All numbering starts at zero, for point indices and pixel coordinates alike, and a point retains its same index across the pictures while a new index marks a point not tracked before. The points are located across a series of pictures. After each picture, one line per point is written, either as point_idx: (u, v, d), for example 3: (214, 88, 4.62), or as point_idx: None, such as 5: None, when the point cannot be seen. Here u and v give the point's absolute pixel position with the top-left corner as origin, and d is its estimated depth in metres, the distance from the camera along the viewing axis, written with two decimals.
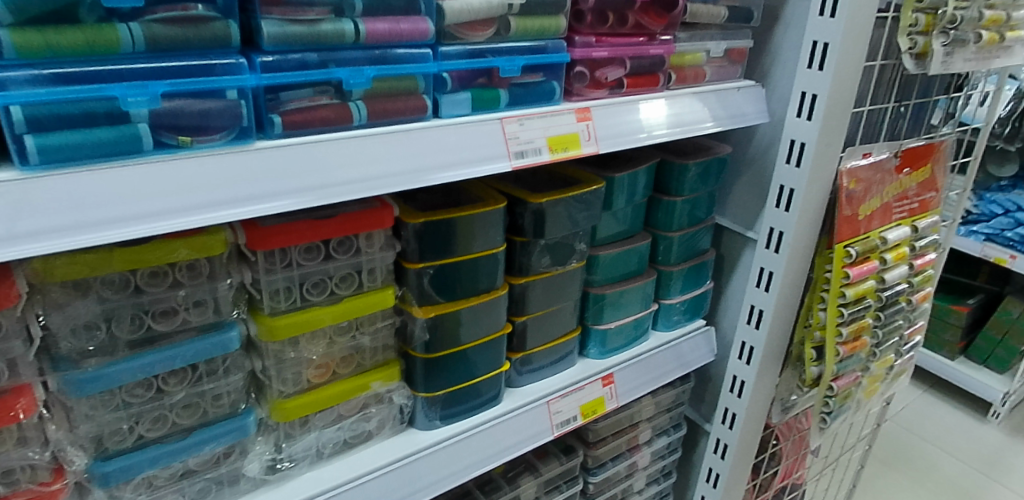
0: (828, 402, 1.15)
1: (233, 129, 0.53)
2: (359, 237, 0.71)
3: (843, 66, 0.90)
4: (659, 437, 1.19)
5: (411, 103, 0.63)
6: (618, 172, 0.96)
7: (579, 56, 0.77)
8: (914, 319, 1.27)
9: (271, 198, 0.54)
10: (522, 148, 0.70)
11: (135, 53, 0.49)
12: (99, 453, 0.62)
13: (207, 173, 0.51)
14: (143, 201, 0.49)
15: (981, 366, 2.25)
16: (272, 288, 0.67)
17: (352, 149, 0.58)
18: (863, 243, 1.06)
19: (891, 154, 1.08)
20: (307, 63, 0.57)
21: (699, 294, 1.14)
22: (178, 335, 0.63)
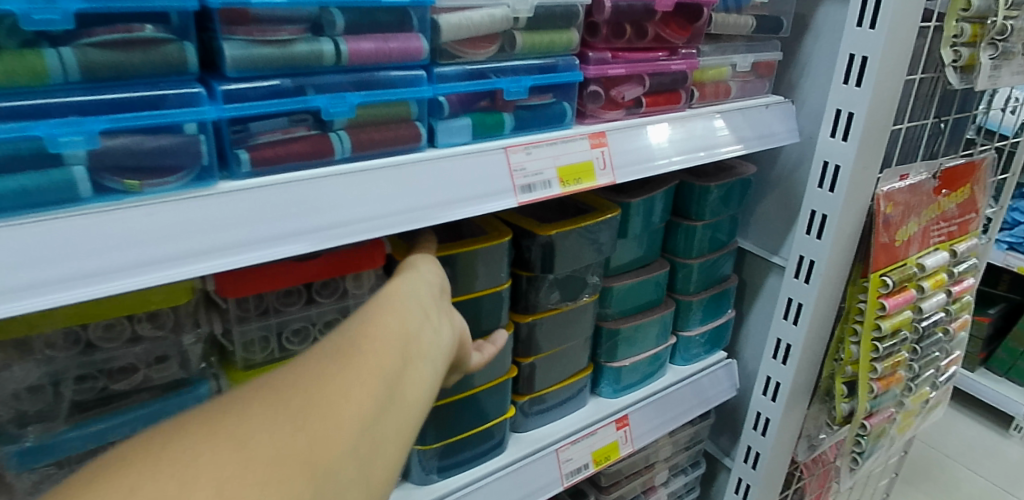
0: (860, 441, 1.07)
1: (191, 169, 0.46)
2: (346, 279, 0.63)
3: (884, 83, 0.82)
4: (676, 477, 1.11)
5: (402, 132, 0.56)
6: (634, 197, 0.88)
7: (593, 74, 0.69)
8: (952, 348, 1.17)
9: (236, 251, 0.46)
10: (529, 180, 0.62)
11: (68, 84, 0.41)
12: None
13: (158, 223, 0.43)
14: (82, 260, 0.41)
15: (1003, 378, 2.15)
16: (246, 339, 0.60)
17: (333, 189, 0.51)
18: (901, 272, 0.97)
19: (930, 175, 0.99)
20: (280, 90, 0.49)
21: (720, 324, 1.06)
22: (136, 394, 0.56)
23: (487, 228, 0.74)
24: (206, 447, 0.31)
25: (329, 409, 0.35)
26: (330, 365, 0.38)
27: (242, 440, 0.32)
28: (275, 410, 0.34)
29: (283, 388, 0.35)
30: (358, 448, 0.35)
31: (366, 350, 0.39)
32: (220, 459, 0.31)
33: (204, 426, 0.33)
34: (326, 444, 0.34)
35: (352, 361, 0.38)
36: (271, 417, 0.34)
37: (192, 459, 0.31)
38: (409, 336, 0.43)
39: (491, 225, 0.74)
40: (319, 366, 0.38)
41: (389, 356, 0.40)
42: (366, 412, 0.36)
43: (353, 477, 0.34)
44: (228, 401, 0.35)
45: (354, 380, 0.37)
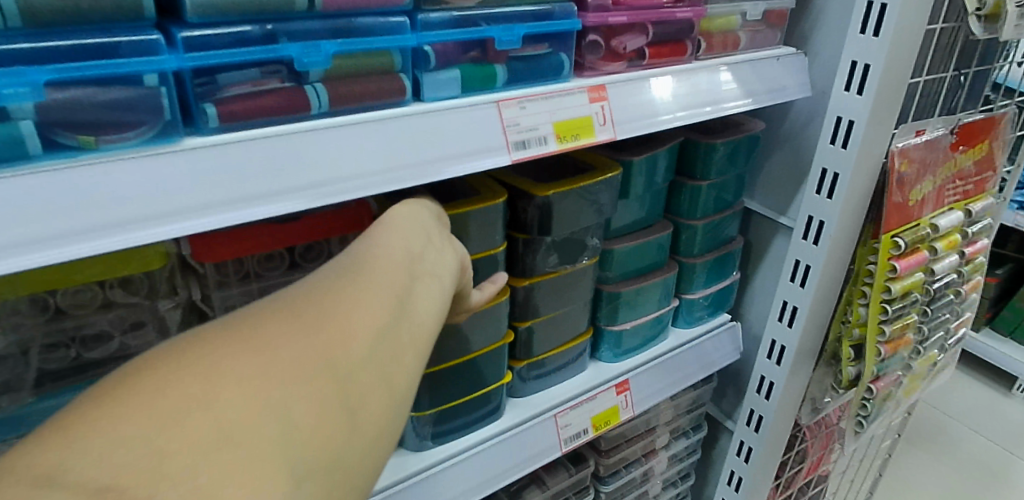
0: (866, 404, 1.05)
1: (153, 124, 0.42)
2: (331, 241, 0.60)
3: (903, 32, 0.77)
4: (677, 440, 1.10)
5: (384, 85, 0.52)
6: (636, 155, 0.84)
7: (592, 23, 0.65)
8: (963, 310, 1.14)
9: (203, 213, 0.43)
10: (523, 137, 0.58)
11: (10, 31, 0.38)
12: None
13: (117, 183, 0.40)
14: (32, 223, 0.37)
15: (1009, 339, 2.13)
16: (227, 305, 0.57)
17: (309, 146, 0.47)
18: (913, 232, 0.94)
19: (947, 131, 0.94)
20: (248, 38, 0.46)
21: (725, 286, 1.03)
22: (112, 363, 0.53)
23: (481, 190, 0.70)
24: (228, 351, 0.31)
25: (346, 317, 0.35)
26: (342, 280, 0.38)
27: (263, 343, 0.32)
28: (293, 317, 0.34)
29: (295, 302, 0.35)
30: (378, 352, 0.35)
31: (374, 268, 0.40)
32: (244, 360, 0.31)
33: (219, 334, 0.32)
34: (345, 347, 0.34)
35: (361, 276, 0.39)
36: (289, 325, 0.34)
37: (213, 360, 0.30)
38: (416, 257, 0.44)
39: (485, 185, 0.71)
40: (330, 283, 0.38)
41: (398, 271, 0.41)
42: (382, 321, 0.37)
43: (375, 380, 0.35)
44: (247, 315, 0.34)
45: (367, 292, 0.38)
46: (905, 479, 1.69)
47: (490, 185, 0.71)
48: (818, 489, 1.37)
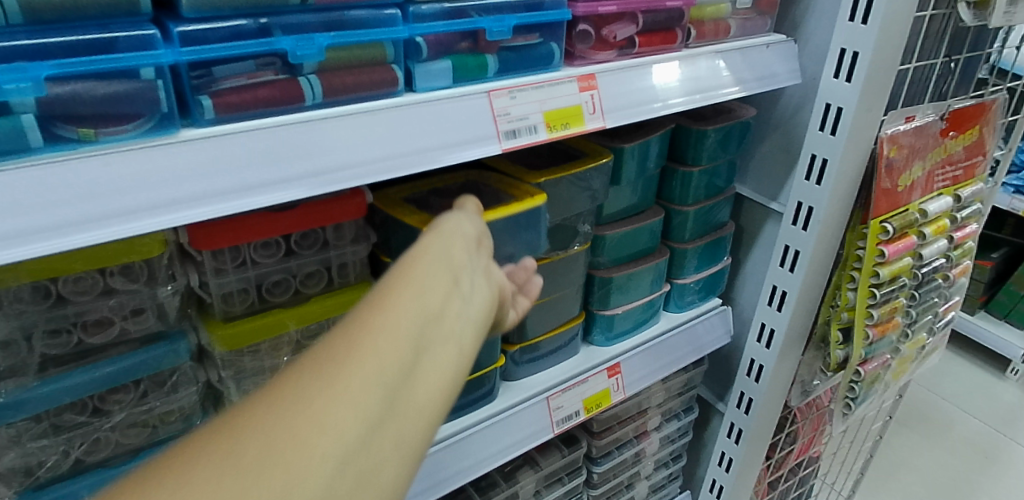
0: (854, 387, 1.07)
1: (150, 116, 0.43)
2: (325, 229, 0.62)
3: (891, 19, 0.77)
4: (669, 422, 1.12)
5: (377, 76, 0.53)
6: (628, 141, 0.85)
7: (582, 12, 0.66)
8: (951, 294, 1.16)
9: (200, 203, 0.44)
10: (513, 126, 0.59)
11: (11, 27, 0.39)
12: (28, 485, 0.53)
13: (116, 175, 0.41)
14: (32, 213, 0.39)
15: (1002, 321, 2.15)
16: (224, 291, 0.59)
17: (302, 137, 0.48)
18: (902, 217, 0.95)
19: (936, 117, 0.95)
20: (243, 31, 0.47)
21: (716, 271, 1.04)
22: (113, 348, 0.55)
23: (512, 192, 0.71)
24: None
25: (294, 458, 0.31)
26: (361, 318, 0.37)
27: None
28: (232, 459, 0.30)
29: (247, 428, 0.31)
30: (362, 459, 0.32)
31: (379, 341, 0.36)
32: None
33: (147, 487, 0.29)
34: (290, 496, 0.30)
35: (336, 380, 0.34)
36: (224, 472, 0.30)
37: None
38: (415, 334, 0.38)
39: (516, 187, 0.72)
40: (293, 396, 0.33)
41: (386, 365, 0.35)
42: (346, 450, 0.32)
43: None
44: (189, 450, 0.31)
45: (387, 337, 0.37)
46: (896, 460, 1.72)
47: (523, 186, 0.72)
48: (808, 470, 1.39)
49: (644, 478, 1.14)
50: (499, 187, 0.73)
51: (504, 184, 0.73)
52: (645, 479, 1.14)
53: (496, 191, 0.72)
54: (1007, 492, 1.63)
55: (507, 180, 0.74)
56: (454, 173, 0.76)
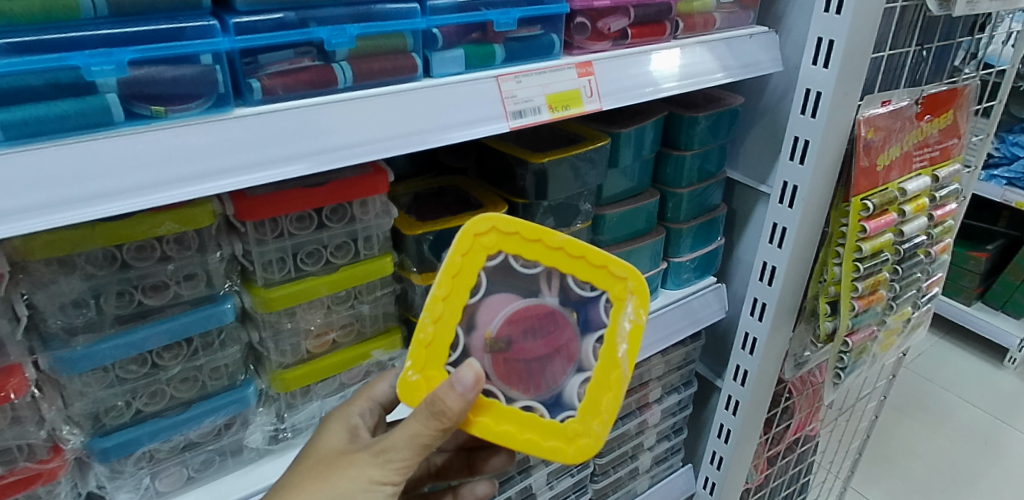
0: (843, 358, 1.12)
1: (210, 96, 0.51)
2: (353, 204, 0.68)
3: (862, 9, 0.85)
4: (670, 395, 1.19)
5: (399, 62, 0.60)
6: (624, 127, 0.93)
7: (579, 6, 0.73)
8: (934, 270, 1.22)
9: (253, 170, 0.51)
10: (520, 107, 0.66)
11: (97, 19, 0.47)
12: (96, 429, 0.62)
13: (184, 144, 0.49)
14: (117, 177, 0.46)
15: (998, 311, 2.20)
16: (265, 259, 0.66)
17: (337, 114, 0.55)
18: (882, 195, 1.01)
19: (912, 101, 1.02)
20: (285, 22, 0.54)
21: (711, 250, 1.11)
22: (170, 309, 0.62)
23: (563, 417, 0.61)
24: None
25: None
26: None
27: None
28: None
29: None
30: None
31: None
32: None
33: None
34: None
35: None
36: None
37: None
38: None
39: (582, 409, 0.61)
40: None
41: None
42: None
43: None
44: None
45: None
46: (895, 448, 1.77)
47: (581, 420, 0.61)
48: (807, 446, 1.43)
49: (646, 449, 1.22)
50: (592, 378, 0.61)
51: (596, 379, 0.61)
52: (648, 451, 1.22)
53: (579, 377, 0.62)
54: (1003, 479, 1.69)
55: (605, 374, 0.61)
56: (593, 264, 0.62)
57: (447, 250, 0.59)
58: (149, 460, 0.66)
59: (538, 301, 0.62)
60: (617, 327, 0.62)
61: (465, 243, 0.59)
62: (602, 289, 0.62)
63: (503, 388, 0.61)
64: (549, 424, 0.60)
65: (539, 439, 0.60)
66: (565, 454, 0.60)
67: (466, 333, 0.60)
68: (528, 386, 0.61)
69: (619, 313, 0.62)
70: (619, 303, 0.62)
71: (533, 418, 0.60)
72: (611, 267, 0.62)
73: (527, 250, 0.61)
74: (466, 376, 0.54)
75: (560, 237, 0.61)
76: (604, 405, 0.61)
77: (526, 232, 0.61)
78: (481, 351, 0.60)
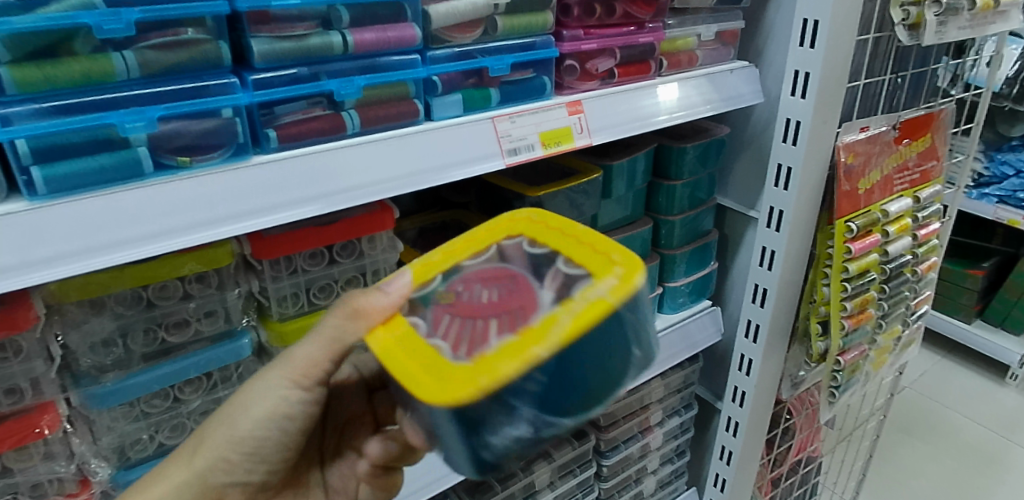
0: (837, 376, 1.16)
1: (229, 146, 0.55)
2: (361, 240, 0.73)
3: (834, 42, 0.90)
4: (671, 418, 1.22)
5: (402, 108, 0.65)
6: (616, 159, 0.97)
7: (568, 50, 0.78)
8: (921, 289, 1.26)
9: (270, 212, 0.55)
10: (514, 145, 0.71)
11: (129, 80, 0.51)
12: (122, 462, 0.66)
13: (207, 191, 0.53)
14: (148, 223, 0.50)
15: (999, 328, 2.22)
16: (280, 295, 0.70)
17: (347, 158, 0.60)
18: (864, 217, 1.05)
19: (889, 127, 1.06)
20: (298, 77, 0.59)
21: (704, 275, 1.15)
22: (192, 345, 0.66)
23: (457, 361, 0.44)
24: None
25: None
26: None
27: None
28: None
29: None
30: None
31: None
32: None
33: None
34: None
35: None
36: None
37: None
38: None
39: (482, 359, 0.43)
40: None
41: None
42: None
43: None
44: None
45: None
46: (900, 467, 1.79)
47: (472, 370, 0.43)
48: (810, 467, 1.45)
49: (650, 474, 1.24)
50: (518, 333, 0.44)
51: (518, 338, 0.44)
52: (652, 475, 1.24)
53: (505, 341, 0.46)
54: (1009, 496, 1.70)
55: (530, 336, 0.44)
56: (577, 238, 0.53)
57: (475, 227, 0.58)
58: None
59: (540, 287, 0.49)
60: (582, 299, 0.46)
61: (497, 222, 0.57)
62: (590, 269, 0.49)
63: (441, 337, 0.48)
64: (441, 361, 0.45)
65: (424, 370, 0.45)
66: (432, 394, 0.42)
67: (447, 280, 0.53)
68: (461, 342, 0.46)
69: (591, 290, 0.46)
70: (598, 279, 0.48)
71: (431, 351, 0.46)
72: (611, 252, 0.50)
73: (542, 234, 0.55)
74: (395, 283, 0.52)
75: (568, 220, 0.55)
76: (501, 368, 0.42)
77: (564, 227, 0.54)
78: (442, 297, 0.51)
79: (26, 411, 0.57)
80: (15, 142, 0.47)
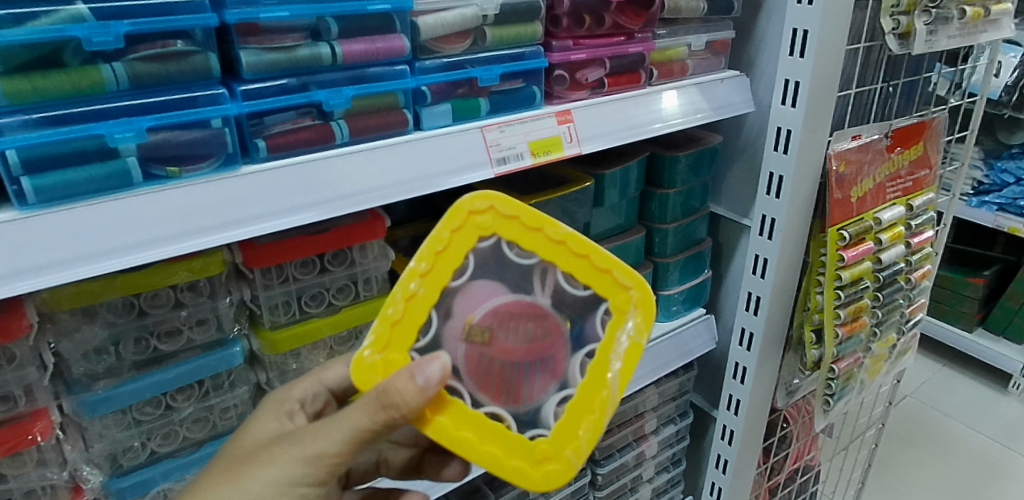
0: (831, 384, 1.15)
1: (219, 156, 0.56)
2: (353, 249, 0.73)
3: (823, 51, 0.91)
4: (666, 426, 1.22)
5: (391, 118, 0.66)
6: (609, 168, 0.98)
7: (557, 60, 0.79)
8: (916, 296, 1.26)
9: (259, 221, 0.56)
10: (503, 154, 0.71)
11: (119, 91, 0.52)
12: (114, 470, 0.66)
13: (196, 200, 0.54)
14: (136, 232, 0.51)
15: (1000, 337, 2.21)
16: (272, 303, 0.70)
17: (336, 167, 0.61)
18: (857, 225, 1.05)
19: (881, 135, 1.07)
20: (287, 87, 0.60)
21: (698, 282, 1.15)
22: (183, 353, 0.67)
23: (534, 437, 0.54)
24: None
25: None
26: None
27: None
28: None
29: None
30: None
31: None
32: None
33: None
34: None
35: None
36: None
37: None
38: None
39: (557, 432, 0.53)
40: None
41: None
42: None
43: None
44: None
45: None
46: (900, 476, 1.78)
47: (553, 445, 0.53)
48: (807, 476, 1.44)
49: (646, 482, 1.24)
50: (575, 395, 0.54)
51: (579, 398, 0.54)
52: (648, 484, 1.24)
53: (559, 397, 0.55)
54: None
55: (588, 399, 0.54)
56: (573, 251, 0.56)
57: (436, 225, 0.56)
58: None
59: (529, 299, 0.56)
60: (613, 343, 0.55)
61: (455, 215, 0.56)
62: (603, 297, 0.56)
63: (475, 390, 0.54)
64: (516, 437, 0.53)
65: (503, 457, 0.53)
66: (531, 478, 0.53)
67: (443, 321, 0.55)
68: (502, 395, 0.55)
69: (616, 327, 0.56)
70: (620, 315, 0.56)
71: (499, 428, 0.53)
72: (614, 272, 0.57)
73: (526, 238, 0.56)
74: (428, 371, 0.50)
75: (523, 207, 0.57)
76: (581, 433, 0.53)
77: (525, 217, 0.57)
78: (456, 339, 0.55)
79: (19, 418, 0.58)
80: (5, 153, 0.48)
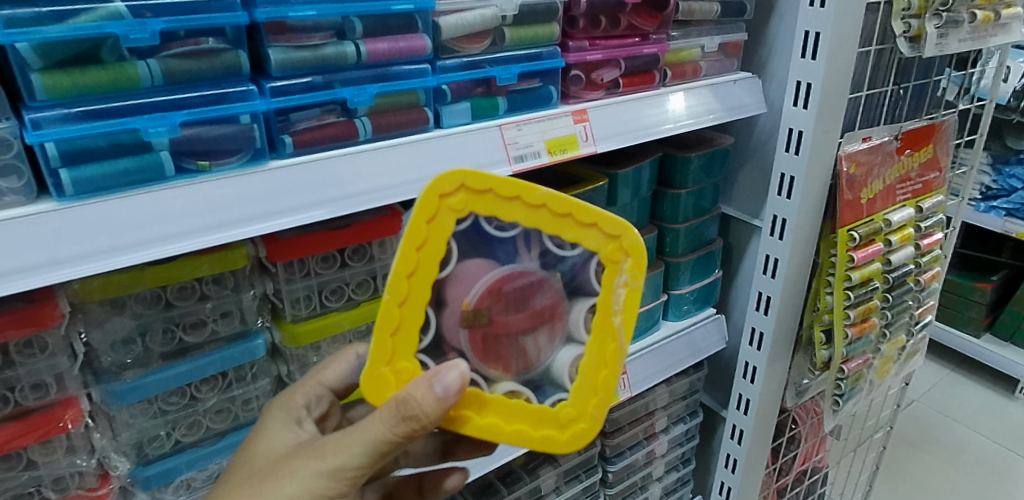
0: (840, 384, 1.16)
1: (247, 151, 0.58)
2: (372, 245, 0.75)
3: (836, 53, 0.92)
4: (676, 425, 1.23)
5: (413, 116, 0.67)
6: (622, 168, 0.99)
7: (573, 61, 0.80)
8: (924, 298, 1.27)
9: (286, 215, 0.57)
10: (521, 152, 0.73)
11: (153, 86, 0.53)
12: (140, 458, 0.67)
13: (226, 193, 0.55)
14: (168, 224, 0.52)
15: (1008, 342, 2.20)
16: (293, 297, 0.72)
17: (359, 163, 0.62)
18: (867, 226, 1.06)
19: (892, 137, 1.08)
20: (313, 85, 0.62)
21: (709, 282, 1.16)
22: (208, 345, 0.68)
23: (556, 402, 0.56)
24: None
25: None
26: None
27: None
28: None
29: None
30: None
31: None
32: None
33: None
34: None
35: None
36: None
37: None
38: None
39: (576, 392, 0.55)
40: None
41: None
42: None
43: None
44: None
45: None
46: (907, 481, 1.78)
47: (578, 405, 0.55)
48: (815, 478, 1.45)
49: (655, 481, 1.25)
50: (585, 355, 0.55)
51: (591, 358, 0.55)
52: (657, 482, 1.25)
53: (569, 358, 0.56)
54: None
55: (601, 356, 0.55)
56: (554, 214, 0.53)
57: (410, 215, 0.52)
58: (186, 489, 0.70)
59: (517, 268, 0.56)
60: (611, 295, 0.54)
61: (426, 203, 0.52)
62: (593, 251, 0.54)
63: (483, 366, 0.56)
64: (538, 408, 0.55)
65: (531, 429, 0.55)
66: (561, 442, 0.55)
67: (438, 312, 0.55)
68: (508, 364, 0.57)
69: (612, 279, 0.54)
70: (613, 266, 0.54)
71: (521, 405, 0.55)
72: (600, 224, 0.53)
73: (502, 210, 0.53)
74: (448, 378, 0.50)
75: (494, 177, 0.52)
76: (599, 389, 0.55)
77: (498, 187, 0.52)
78: (456, 326, 0.55)
79: (50, 406, 0.60)
80: (45, 145, 0.49)
